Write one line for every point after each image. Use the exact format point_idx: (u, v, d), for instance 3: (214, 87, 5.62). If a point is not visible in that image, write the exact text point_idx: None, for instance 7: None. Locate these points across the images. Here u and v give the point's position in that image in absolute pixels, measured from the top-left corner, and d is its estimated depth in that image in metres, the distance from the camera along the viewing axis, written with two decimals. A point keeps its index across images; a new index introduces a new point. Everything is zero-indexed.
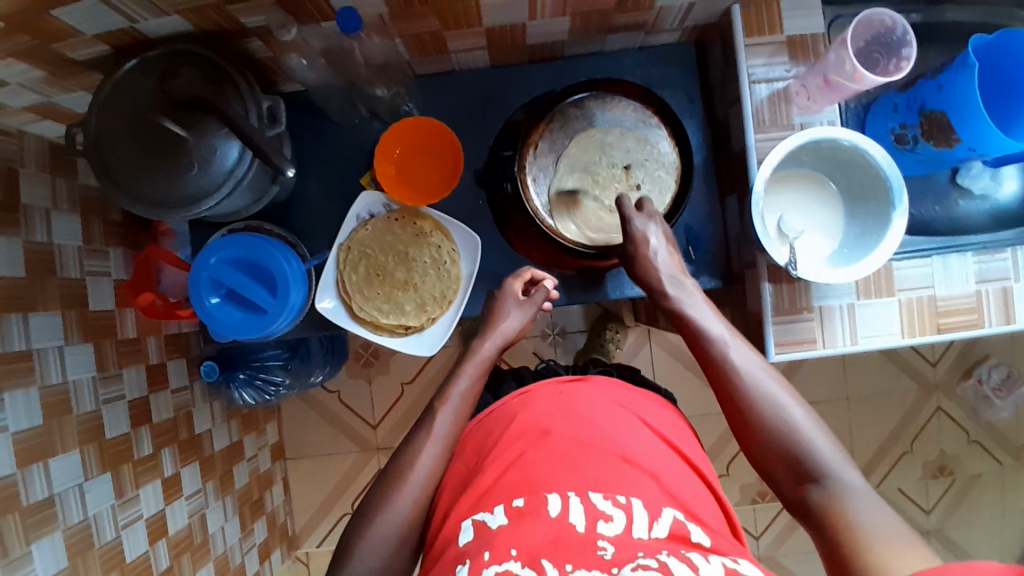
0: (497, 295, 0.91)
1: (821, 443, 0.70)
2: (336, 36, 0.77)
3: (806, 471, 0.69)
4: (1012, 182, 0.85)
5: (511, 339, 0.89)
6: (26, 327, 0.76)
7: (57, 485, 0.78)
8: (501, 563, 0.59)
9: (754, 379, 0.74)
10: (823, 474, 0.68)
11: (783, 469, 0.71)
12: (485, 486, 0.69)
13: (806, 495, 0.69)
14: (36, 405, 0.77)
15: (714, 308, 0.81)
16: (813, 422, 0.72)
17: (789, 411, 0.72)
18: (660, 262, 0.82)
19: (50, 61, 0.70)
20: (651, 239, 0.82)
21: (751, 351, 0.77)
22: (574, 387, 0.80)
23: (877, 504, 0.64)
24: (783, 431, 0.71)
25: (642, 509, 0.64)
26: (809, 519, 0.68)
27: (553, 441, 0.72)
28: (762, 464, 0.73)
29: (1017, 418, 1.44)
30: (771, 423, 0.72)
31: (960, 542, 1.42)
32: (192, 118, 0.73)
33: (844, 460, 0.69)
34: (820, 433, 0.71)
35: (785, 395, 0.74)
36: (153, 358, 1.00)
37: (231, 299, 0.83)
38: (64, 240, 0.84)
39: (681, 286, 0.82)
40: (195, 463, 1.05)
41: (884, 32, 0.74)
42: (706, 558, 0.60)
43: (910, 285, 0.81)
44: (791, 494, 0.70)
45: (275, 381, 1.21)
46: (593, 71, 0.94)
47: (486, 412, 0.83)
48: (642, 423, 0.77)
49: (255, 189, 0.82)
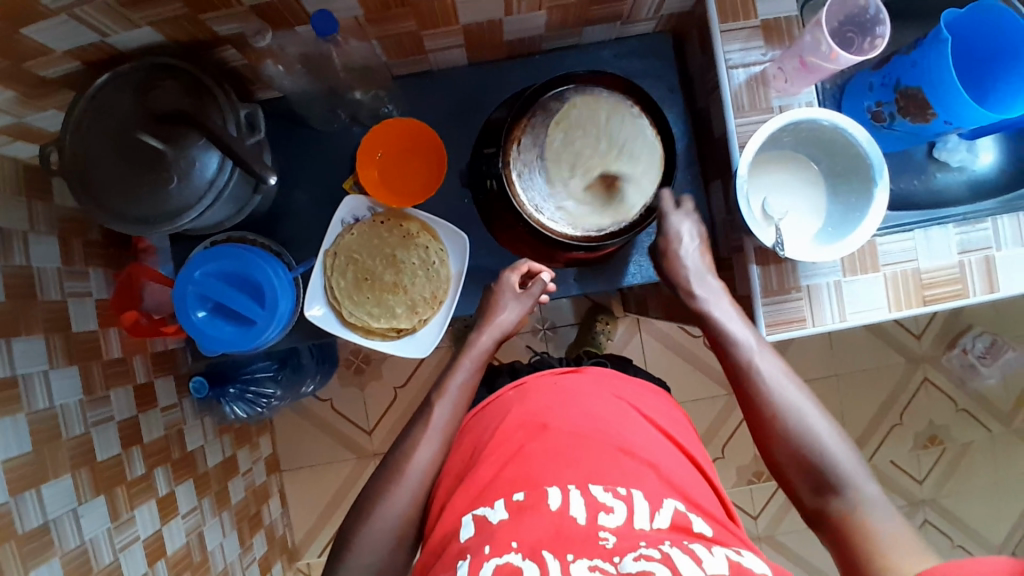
0: (494, 288, 0.90)
1: (843, 453, 0.71)
2: (313, 41, 0.76)
3: (826, 482, 0.70)
4: (988, 154, 0.86)
5: (508, 332, 0.89)
6: (10, 353, 0.75)
7: (52, 512, 0.76)
8: (502, 556, 0.59)
9: (778, 386, 0.76)
10: (842, 484, 0.69)
11: (802, 477, 0.72)
12: (484, 482, 0.69)
13: (824, 505, 0.70)
14: (26, 432, 0.75)
15: (735, 305, 0.83)
16: (836, 432, 0.73)
17: (811, 421, 0.73)
18: (689, 263, 0.86)
19: (20, 80, 0.68)
20: (684, 238, 0.86)
21: (777, 358, 0.78)
22: (571, 380, 0.80)
23: (898, 519, 0.66)
24: (805, 440, 0.72)
25: (643, 499, 0.65)
26: (829, 531, 0.69)
27: (552, 434, 0.72)
28: (784, 473, 0.74)
29: (1002, 385, 1.46)
30: (791, 430, 0.73)
31: (951, 509, 1.45)
32: (172, 131, 0.71)
33: (866, 472, 0.70)
34: (841, 442, 0.72)
35: (808, 404, 0.75)
36: (141, 377, 0.98)
37: (219, 313, 0.82)
38: (44, 263, 0.83)
39: (708, 286, 0.84)
40: (190, 481, 1.04)
41: (857, 12, 0.75)
42: (709, 549, 0.59)
43: (894, 260, 0.82)
44: (810, 504, 0.72)
45: (267, 394, 1.19)
46: (571, 63, 0.94)
47: (483, 404, 0.82)
48: (642, 415, 0.78)
49: (237, 200, 0.81)
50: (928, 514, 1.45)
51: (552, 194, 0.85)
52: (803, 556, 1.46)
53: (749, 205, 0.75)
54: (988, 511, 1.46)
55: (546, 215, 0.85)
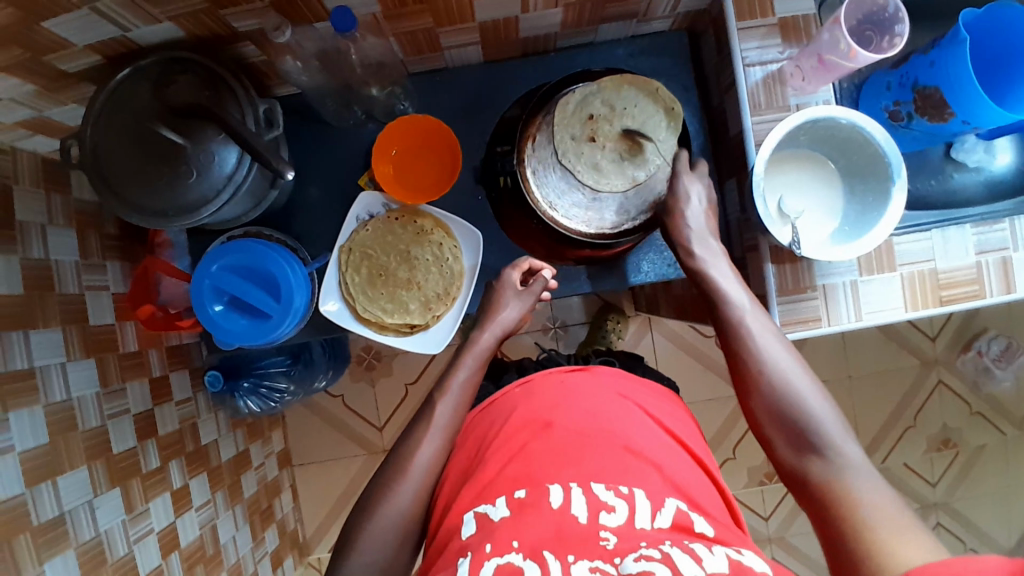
0: (496, 286, 0.90)
1: (826, 415, 0.70)
2: (331, 36, 0.77)
3: (808, 442, 0.69)
4: (1006, 155, 0.85)
5: (510, 329, 0.89)
6: (27, 345, 0.76)
7: (67, 503, 0.77)
8: (502, 555, 0.59)
9: (765, 344, 0.75)
10: (824, 445, 0.68)
11: (785, 437, 0.71)
12: (487, 480, 0.69)
13: (804, 465, 0.69)
14: (42, 423, 0.76)
15: (735, 270, 0.81)
16: (821, 394, 0.72)
17: (797, 381, 0.72)
18: (693, 223, 0.82)
19: (39, 74, 0.69)
20: (692, 201, 0.83)
21: (767, 319, 0.77)
22: (576, 378, 0.80)
23: (875, 480, 0.65)
24: (790, 400, 0.71)
25: (645, 499, 0.65)
26: (805, 490, 0.68)
27: (555, 432, 0.72)
28: (765, 431, 0.73)
29: (1017, 389, 1.45)
30: (777, 387, 0.72)
31: (964, 512, 1.44)
32: (188, 125, 0.72)
33: (847, 434, 0.69)
34: (826, 404, 0.71)
35: (795, 365, 0.74)
36: (156, 370, 0.99)
37: (234, 307, 0.83)
38: (61, 256, 0.83)
39: (708, 247, 0.81)
40: (203, 474, 1.05)
41: (875, 11, 0.75)
42: (710, 549, 0.59)
43: (910, 260, 0.81)
44: (789, 464, 0.70)
45: (280, 389, 1.22)
46: (586, 62, 0.94)
47: (488, 401, 0.83)
48: (645, 413, 0.78)
49: (254, 195, 0.82)
50: (940, 517, 1.44)
51: (565, 189, 0.84)
52: (813, 560, 1.45)
53: (765, 203, 0.75)
54: (1001, 516, 1.45)
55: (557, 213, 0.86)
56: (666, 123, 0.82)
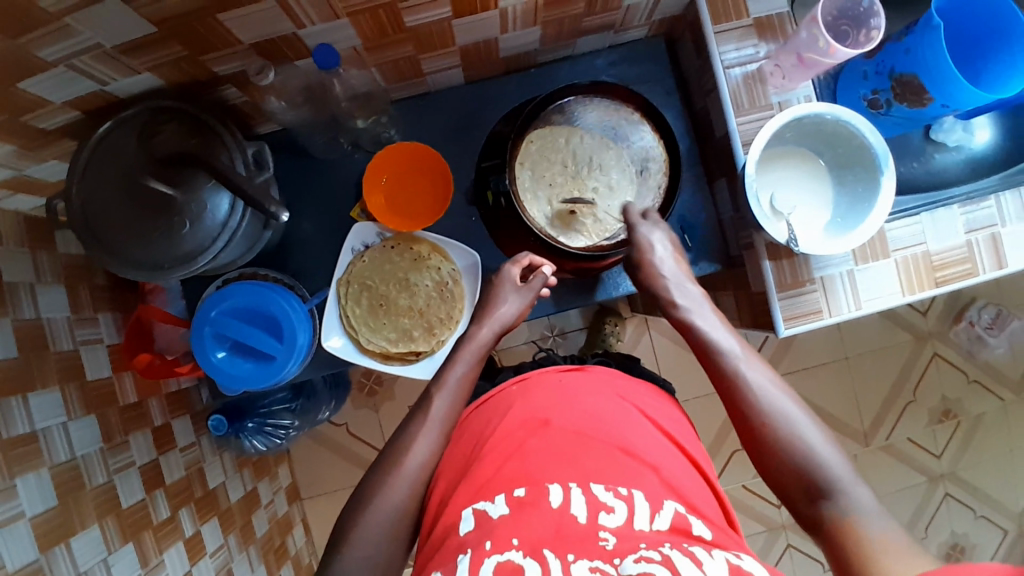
0: (495, 282, 0.89)
1: (833, 461, 0.68)
2: (314, 73, 0.77)
3: (818, 489, 0.68)
4: (984, 132, 0.87)
5: (509, 325, 0.87)
6: (27, 409, 0.74)
7: (82, 564, 0.75)
8: (503, 553, 0.58)
9: (764, 394, 0.74)
10: (834, 492, 0.67)
11: (795, 485, 0.69)
12: (485, 477, 0.68)
13: (818, 513, 0.67)
14: (49, 486, 0.74)
15: (724, 320, 0.82)
16: (826, 439, 0.71)
17: (801, 427, 0.71)
18: (666, 271, 0.85)
19: (19, 133, 0.68)
20: (657, 247, 0.85)
21: (764, 367, 0.77)
22: (572, 379, 0.80)
23: (889, 526, 0.63)
24: (795, 449, 0.70)
25: (644, 500, 0.65)
26: (823, 539, 0.66)
27: (553, 431, 0.72)
28: (777, 481, 0.71)
29: (1011, 353, 1.47)
30: (778, 437, 0.71)
31: (969, 480, 1.47)
32: (178, 174, 0.71)
33: (856, 478, 0.67)
34: (832, 449, 0.70)
35: (796, 412, 0.73)
36: (157, 420, 0.97)
37: (237, 351, 0.82)
38: (53, 313, 0.82)
39: (688, 294, 0.84)
40: (214, 519, 1.03)
41: (850, 6, 0.76)
42: (709, 552, 0.59)
43: (903, 245, 0.83)
44: (803, 511, 0.69)
45: (285, 425, 1.20)
46: (567, 74, 0.94)
47: (483, 399, 0.82)
48: (644, 417, 0.77)
49: (248, 238, 0.80)
50: (947, 488, 1.47)
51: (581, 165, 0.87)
52: None
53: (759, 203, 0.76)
54: (1005, 479, 1.48)
55: (540, 205, 0.87)
56: (650, 133, 0.88)
